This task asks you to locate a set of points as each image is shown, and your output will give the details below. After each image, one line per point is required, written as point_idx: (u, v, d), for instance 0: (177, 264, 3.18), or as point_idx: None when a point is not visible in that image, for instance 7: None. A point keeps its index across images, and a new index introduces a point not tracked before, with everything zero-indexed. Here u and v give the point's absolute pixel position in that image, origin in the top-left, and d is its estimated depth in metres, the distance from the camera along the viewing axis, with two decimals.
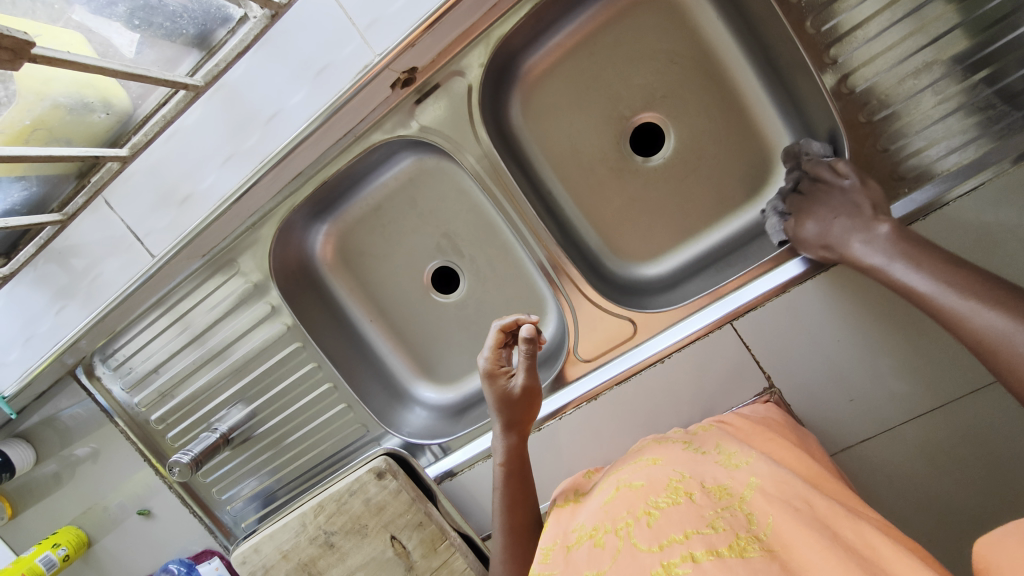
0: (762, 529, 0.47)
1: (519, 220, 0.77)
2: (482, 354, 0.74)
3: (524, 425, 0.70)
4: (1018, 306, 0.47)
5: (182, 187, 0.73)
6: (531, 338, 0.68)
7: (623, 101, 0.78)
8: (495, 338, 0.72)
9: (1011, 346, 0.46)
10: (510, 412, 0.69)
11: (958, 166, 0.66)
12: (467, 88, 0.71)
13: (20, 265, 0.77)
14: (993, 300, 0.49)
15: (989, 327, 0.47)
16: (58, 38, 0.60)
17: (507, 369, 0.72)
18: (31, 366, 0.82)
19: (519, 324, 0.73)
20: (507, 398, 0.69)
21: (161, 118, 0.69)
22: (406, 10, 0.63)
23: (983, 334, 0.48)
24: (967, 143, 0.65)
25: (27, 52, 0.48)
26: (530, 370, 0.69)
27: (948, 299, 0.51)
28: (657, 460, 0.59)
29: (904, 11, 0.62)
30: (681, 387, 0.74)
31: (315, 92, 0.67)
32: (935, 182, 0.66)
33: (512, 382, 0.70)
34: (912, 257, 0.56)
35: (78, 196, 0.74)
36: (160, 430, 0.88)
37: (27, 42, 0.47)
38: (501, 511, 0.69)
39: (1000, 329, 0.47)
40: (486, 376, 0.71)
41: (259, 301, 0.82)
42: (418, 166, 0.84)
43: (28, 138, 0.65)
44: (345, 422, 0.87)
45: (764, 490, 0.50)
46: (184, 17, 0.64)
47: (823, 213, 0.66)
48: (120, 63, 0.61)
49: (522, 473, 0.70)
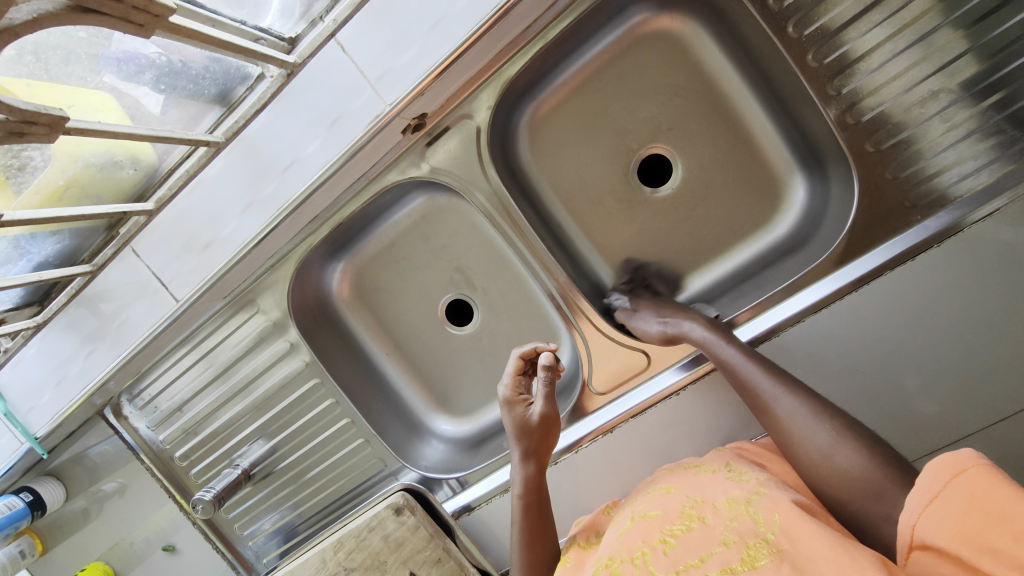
0: (768, 528, 0.48)
1: (530, 254, 0.78)
2: (500, 381, 0.74)
3: (541, 453, 0.70)
4: (807, 392, 0.58)
5: (204, 234, 0.75)
6: (551, 366, 0.68)
7: (629, 134, 0.79)
8: (514, 365, 0.72)
9: (812, 428, 0.55)
10: (527, 440, 0.69)
11: (972, 192, 0.65)
12: (475, 129, 0.74)
13: (53, 312, 0.81)
14: (798, 388, 0.58)
15: (791, 411, 0.56)
16: (90, 104, 0.61)
17: (526, 397, 0.72)
18: (61, 408, 0.84)
19: (538, 352, 0.73)
20: (525, 426, 0.69)
21: (184, 172, 0.73)
22: (416, 60, 0.65)
23: (791, 417, 0.56)
24: (980, 168, 0.65)
25: (62, 126, 0.50)
26: (549, 399, 0.69)
27: (763, 383, 0.59)
28: (671, 489, 0.59)
29: (909, 41, 0.62)
30: (698, 419, 0.73)
31: (329, 142, 0.69)
32: (951, 208, 0.66)
33: (530, 410, 0.70)
34: (737, 357, 0.62)
35: (107, 246, 0.78)
36: (183, 466, 0.91)
37: (62, 117, 0.50)
38: (522, 544, 0.68)
39: (799, 413, 0.56)
40: (504, 404, 0.72)
41: (278, 339, 0.84)
42: (430, 204, 0.86)
43: (62, 197, 0.67)
44: (363, 456, 0.88)
45: (771, 494, 0.51)
46: (207, 79, 0.67)
47: (659, 309, 0.75)
48: (147, 127, 0.64)
49: (540, 505, 0.69)
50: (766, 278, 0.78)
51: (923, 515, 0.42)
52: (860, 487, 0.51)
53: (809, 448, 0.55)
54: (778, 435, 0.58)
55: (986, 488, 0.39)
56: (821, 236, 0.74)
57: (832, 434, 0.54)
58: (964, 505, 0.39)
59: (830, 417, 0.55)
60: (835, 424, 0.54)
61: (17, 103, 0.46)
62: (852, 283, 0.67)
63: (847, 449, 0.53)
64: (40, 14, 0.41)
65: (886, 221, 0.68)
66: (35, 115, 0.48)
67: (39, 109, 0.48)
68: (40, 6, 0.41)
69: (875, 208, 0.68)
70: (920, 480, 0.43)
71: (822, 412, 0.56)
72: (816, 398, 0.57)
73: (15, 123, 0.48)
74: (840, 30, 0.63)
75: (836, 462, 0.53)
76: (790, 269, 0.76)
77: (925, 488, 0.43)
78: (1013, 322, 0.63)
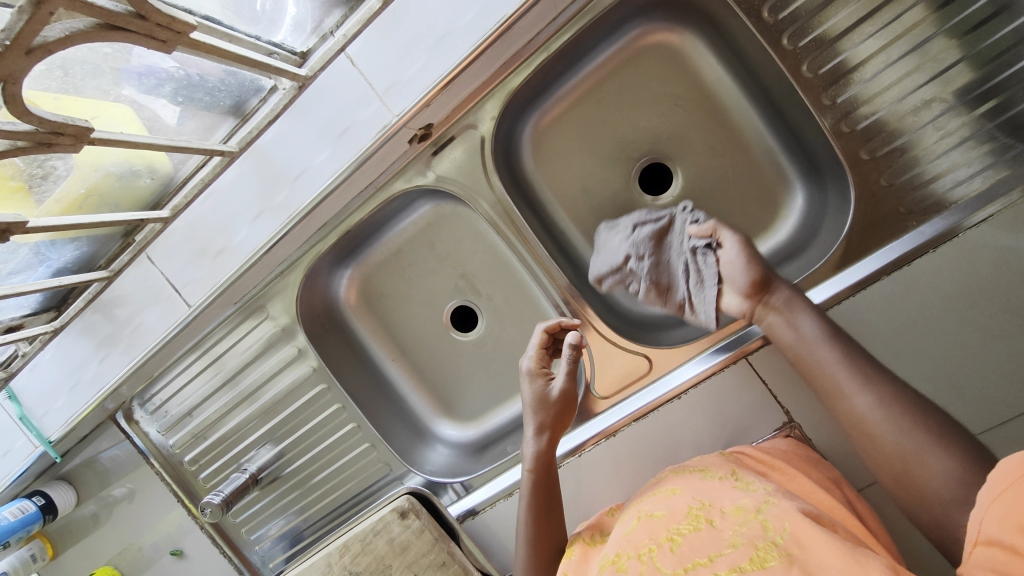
0: (777, 534, 0.48)
1: (533, 260, 0.80)
2: (525, 354, 0.78)
3: (556, 429, 0.72)
4: (891, 387, 0.54)
5: (216, 241, 0.78)
6: (576, 345, 0.71)
7: (630, 143, 0.81)
8: (539, 338, 0.76)
9: (894, 426, 0.52)
10: (544, 413, 0.72)
11: (968, 197, 0.66)
12: (480, 139, 0.76)
13: (70, 317, 0.84)
14: (882, 384, 0.54)
15: (868, 408, 0.54)
16: (112, 115, 0.63)
17: (548, 371, 0.75)
18: (76, 412, 0.86)
19: (563, 328, 0.77)
20: (544, 399, 0.72)
21: (199, 180, 0.75)
22: (424, 72, 0.67)
23: (866, 414, 0.54)
24: (974, 174, 0.66)
25: (87, 136, 0.53)
26: (571, 375, 0.72)
27: (840, 372, 0.56)
28: (676, 490, 0.60)
29: (904, 50, 0.64)
30: (699, 423, 0.74)
31: (338, 151, 0.71)
32: (948, 214, 0.66)
33: (551, 385, 0.73)
34: (821, 341, 0.58)
35: (123, 253, 0.80)
36: (192, 471, 0.92)
37: (87, 128, 0.52)
38: (526, 520, 0.69)
39: (876, 412, 0.53)
40: (526, 375, 0.75)
41: (286, 344, 0.86)
42: (436, 212, 0.88)
43: (82, 205, 0.69)
44: (369, 461, 0.89)
45: (780, 504, 0.52)
46: (223, 91, 0.69)
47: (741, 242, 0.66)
48: (166, 138, 0.66)
49: (547, 482, 0.70)
50: None
51: (987, 515, 0.40)
52: (946, 494, 0.48)
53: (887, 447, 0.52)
54: (852, 427, 0.56)
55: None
56: (819, 243, 0.75)
57: (917, 439, 0.51)
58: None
59: (918, 419, 0.51)
60: (921, 427, 0.51)
61: (45, 114, 0.48)
62: (851, 287, 0.68)
63: (936, 456, 0.49)
64: (72, 32, 0.43)
65: (882, 226, 0.68)
66: (61, 126, 0.50)
67: (66, 120, 0.50)
68: (72, 26, 0.43)
69: (872, 214, 0.69)
70: (992, 476, 0.42)
71: (907, 410, 0.52)
72: (906, 397, 0.53)
73: (43, 134, 0.50)
74: (834, 41, 0.65)
75: (920, 465, 0.50)
76: (790, 274, 0.77)
77: (997, 481, 0.41)
78: (1012, 326, 0.63)
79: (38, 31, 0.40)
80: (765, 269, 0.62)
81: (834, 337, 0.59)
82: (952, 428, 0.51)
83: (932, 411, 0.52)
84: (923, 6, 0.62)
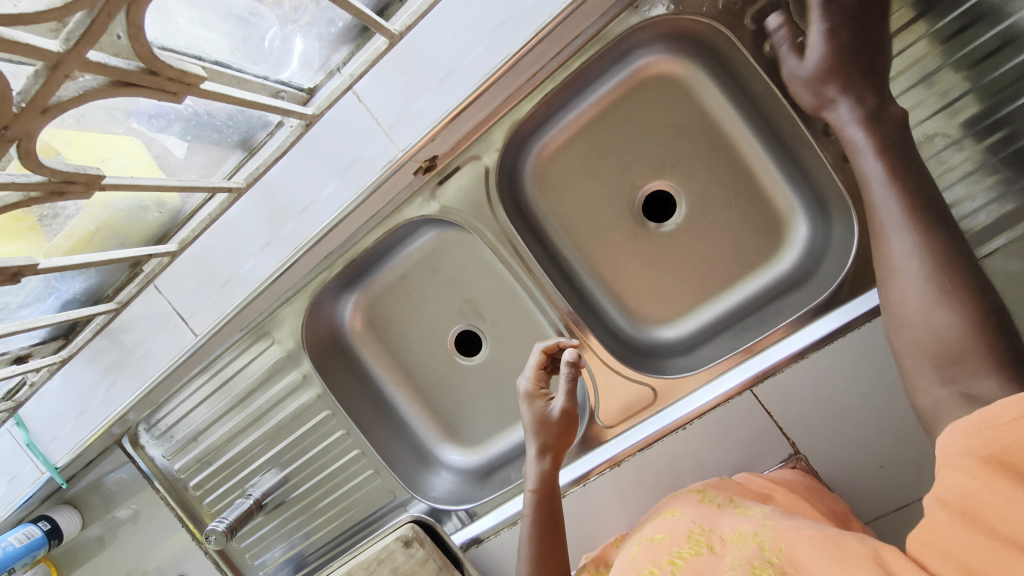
0: (773, 553, 0.49)
1: (538, 290, 0.80)
2: (523, 376, 0.78)
3: (558, 450, 0.72)
4: (938, 234, 0.50)
5: (223, 270, 0.80)
6: (574, 362, 0.71)
7: (634, 172, 0.81)
8: (537, 359, 0.76)
9: (925, 270, 0.49)
10: (545, 434, 0.72)
11: (982, 226, 0.65)
12: (484, 169, 0.76)
13: (78, 346, 0.85)
14: (929, 233, 0.50)
15: (902, 248, 0.51)
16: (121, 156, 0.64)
17: (547, 392, 0.75)
18: (82, 438, 0.87)
19: (560, 348, 0.77)
20: (545, 420, 0.72)
21: (206, 215, 0.76)
22: (429, 108, 0.68)
23: (897, 255, 0.51)
24: (989, 203, 0.64)
25: (99, 182, 0.53)
26: (570, 395, 0.71)
27: (887, 207, 0.53)
28: (675, 513, 0.62)
29: (914, 79, 0.64)
30: (705, 454, 0.74)
31: (344, 186, 0.73)
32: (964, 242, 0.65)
33: (551, 405, 0.73)
34: (888, 159, 0.55)
35: (130, 284, 0.81)
36: (197, 495, 0.93)
37: (99, 176, 0.53)
38: (529, 540, 0.69)
39: (909, 252, 0.50)
40: (526, 397, 0.75)
41: (291, 370, 0.86)
42: (440, 239, 0.88)
43: (91, 240, 0.70)
44: (373, 487, 0.89)
45: (777, 523, 0.53)
46: (230, 128, 0.70)
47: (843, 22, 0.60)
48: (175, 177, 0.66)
49: (552, 503, 0.70)
50: (771, 312, 0.79)
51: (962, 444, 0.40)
52: (938, 347, 0.46)
53: (905, 290, 0.50)
54: (884, 268, 0.53)
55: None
56: (824, 273, 0.75)
57: (930, 293, 0.48)
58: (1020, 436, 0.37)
59: (949, 274, 0.48)
60: (949, 282, 0.47)
61: (56, 165, 0.49)
62: (861, 317, 0.68)
63: (949, 320, 0.46)
64: (86, 91, 0.43)
65: None
66: (74, 175, 0.51)
67: (77, 169, 0.51)
68: (86, 84, 0.44)
69: None
70: (985, 407, 0.40)
71: (943, 267, 0.48)
72: (949, 254, 0.49)
73: (56, 184, 0.50)
74: None
75: (921, 318, 0.48)
76: (795, 304, 0.77)
77: (986, 414, 0.39)
78: None
79: (52, 93, 0.41)
80: (859, 65, 0.60)
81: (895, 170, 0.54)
82: (986, 296, 0.47)
83: (971, 269, 0.48)
84: (929, 40, 0.62)
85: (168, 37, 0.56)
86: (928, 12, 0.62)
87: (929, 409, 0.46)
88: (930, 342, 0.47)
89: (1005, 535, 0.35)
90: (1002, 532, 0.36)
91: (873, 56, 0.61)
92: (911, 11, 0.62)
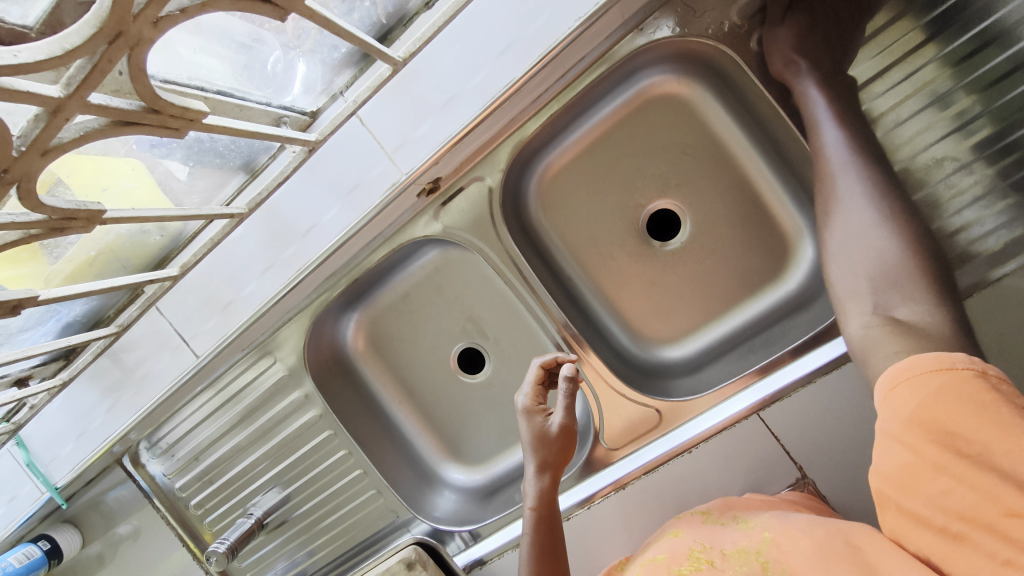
0: (777, 573, 0.52)
1: (542, 311, 0.79)
2: (521, 391, 0.77)
3: (557, 467, 0.71)
4: (875, 179, 0.59)
5: (226, 291, 0.82)
6: (573, 377, 0.71)
7: (638, 191, 0.81)
8: (534, 374, 0.75)
9: (866, 203, 0.58)
10: (544, 451, 0.71)
11: (995, 249, 0.63)
12: (488, 190, 0.75)
13: (80, 367, 0.84)
14: (866, 174, 0.60)
15: (849, 188, 0.59)
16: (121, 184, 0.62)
17: (545, 408, 0.74)
18: (83, 458, 0.86)
19: (558, 362, 0.76)
20: (544, 436, 0.71)
21: (210, 239, 0.75)
22: (431, 133, 0.72)
23: (844, 194, 0.60)
24: (1001, 227, 0.63)
25: (99, 217, 0.53)
26: (568, 410, 0.71)
27: (837, 156, 0.61)
28: (679, 533, 0.62)
29: (924, 102, 0.63)
30: (712, 476, 0.73)
31: (348, 208, 0.76)
32: (977, 265, 0.64)
33: (549, 421, 0.72)
34: (838, 119, 0.61)
35: (132, 305, 0.81)
36: (198, 514, 0.92)
37: (99, 211, 0.52)
38: (529, 559, 0.67)
39: (853, 191, 0.59)
40: (524, 413, 0.74)
41: (293, 390, 0.86)
42: (443, 257, 0.87)
43: (93, 263, 0.69)
44: (376, 507, 0.88)
45: (779, 540, 0.54)
46: (233, 153, 0.69)
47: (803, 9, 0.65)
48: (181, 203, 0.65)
49: (551, 521, 0.69)
50: (778, 333, 0.78)
51: (892, 406, 0.46)
52: (875, 271, 0.56)
53: (850, 225, 0.58)
54: (827, 203, 0.61)
55: (963, 380, 0.43)
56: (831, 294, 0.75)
57: (872, 223, 0.57)
58: (932, 392, 0.43)
59: (880, 207, 0.58)
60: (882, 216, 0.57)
61: (56, 203, 0.48)
62: None
63: (883, 244, 0.56)
64: (88, 131, 0.43)
65: None
66: (74, 212, 0.50)
67: (78, 206, 0.50)
68: (87, 125, 0.44)
69: None
70: (899, 363, 0.47)
71: (876, 199, 0.58)
72: (881, 189, 0.59)
73: (56, 220, 0.50)
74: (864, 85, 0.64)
75: (863, 245, 0.57)
76: (803, 324, 0.76)
77: (900, 370, 0.46)
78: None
79: (54, 135, 0.41)
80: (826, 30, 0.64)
81: (846, 124, 0.61)
82: (910, 224, 0.57)
83: (899, 200, 0.59)
84: (938, 63, 0.62)
85: (170, 70, 0.54)
86: (938, 35, 0.61)
87: (860, 335, 0.54)
88: (870, 267, 0.56)
89: (948, 506, 0.41)
90: (946, 502, 0.41)
91: (844, 21, 0.64)
92: (921, 34, 0.62)
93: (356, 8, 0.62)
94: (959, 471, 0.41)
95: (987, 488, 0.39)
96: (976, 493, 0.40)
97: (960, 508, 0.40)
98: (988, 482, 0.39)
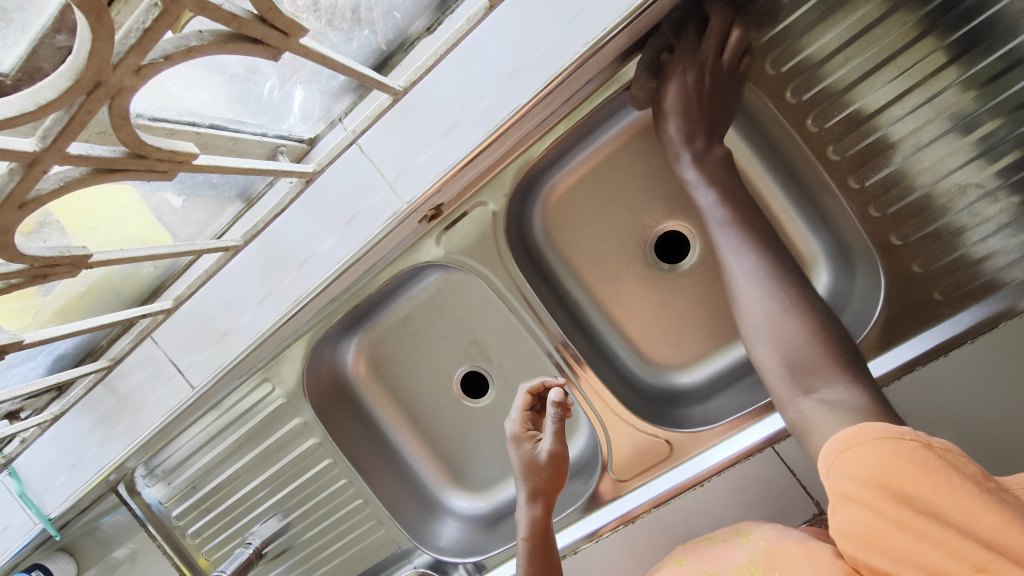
0: None
1: (545, 334, 0.76)
2: (510, 418, 0.74)
3: (549, 494, 0.69)
4: (767, 255, 0.56)
5: (222, 322, 0.80)
6: (561, 403, 0.68)
7: (646, 212, 0.78)
8: (522, 401, 0.73)
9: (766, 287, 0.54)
10: (534, 479, 0.68)
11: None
12: (491, 215, 0.73)
13: (72, 403, 0.80)
14: (759, 250, 0.56)
15: (745, 268, 0.56)
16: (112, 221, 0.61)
17: (535, 434, 0.72)
18: (76, 489, 0.84)
19: (546, 387, 0.74)
20: (533, 464, 0.69)
21: (206, 271, 0.72)
22: (432, 162, 0.70)
23: (742, 275, 0.56)
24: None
25: (83, 262, 0.50)
26: (557, 436, 0.68)
27: (724, 237, 0.58)
28: (683, 561, 0.61)
29: (945, 126, 0.61)
30: (722, 507, 0.71)
31: (348, 236, 0.74)
32: (1003, 294, 0.61)
33: (538, 447, 0.70)
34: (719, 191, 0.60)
35: (124, 339, 0.78)
36: (195, 543, 0.89)
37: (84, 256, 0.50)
38: None
39: (750, 271, 0.56)
40: (513, 440, 0.72)
41: (292, 417, 0.83)
42: (446, 280, 0.85)
43: (82, 298, 0.67)
44: (377, 537, 0.86)
45: (769, 547, 0.53)
46: (226, 184, 0.67)
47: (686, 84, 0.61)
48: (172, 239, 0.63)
49: (547, 548, 0.67)
50: None
51: (841, 469, 0.42)
52: (790, 354, 0.52)
53: (755, 305, 0.54)
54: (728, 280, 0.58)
55: (914, 449, 0.40)
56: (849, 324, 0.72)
57: (779, 306, 0.53)
58: (886, 454, 0.40)
59: (784, 287, 0.54)
60: (786, 294, 0.54)
61: (38, 251, 0.46)
62: (902, 367, 0.63)
63: (795, 327, 0.52)
64: (67, 181, 0.42)
65: (914, 314, 0.64)
66: (57, 259, 0.48)
67: (61, 253, 0.48)
68: (65, 174, 0.42)
69: (901, 302, 0.64)
70: (848, 428, 0.44)
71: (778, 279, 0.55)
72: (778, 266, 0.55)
73: (38, 268, 0.49)
74: (881, 108, 0.62)
75: (773, 329, 0.53)
76: None
77: (850, 433, 0.43)
78: None
79: (30, 187, 0.40)
80: (706, 103, 0.62)
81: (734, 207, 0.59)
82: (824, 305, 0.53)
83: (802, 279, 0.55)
84: (960, 87, 0.60)
85: (159, 107, 0.53)
86: (962, 56, 0.59)
87: (797, 418, 0.50)
88: (785, 354, 0.52)
89: (915, 563, 0.37)
90: (911, 559, 0.37)
91: (718, 93, 0.62)
92: (944, 56, 0.59)
93: (355, 37, 0.61)
94: (923, 529, 0.37)
95: (951, 544, 0.36)
96: (940, 550, 0.36)
97: (927, 564, 0.36)
98: (952, 538, 0.36)
